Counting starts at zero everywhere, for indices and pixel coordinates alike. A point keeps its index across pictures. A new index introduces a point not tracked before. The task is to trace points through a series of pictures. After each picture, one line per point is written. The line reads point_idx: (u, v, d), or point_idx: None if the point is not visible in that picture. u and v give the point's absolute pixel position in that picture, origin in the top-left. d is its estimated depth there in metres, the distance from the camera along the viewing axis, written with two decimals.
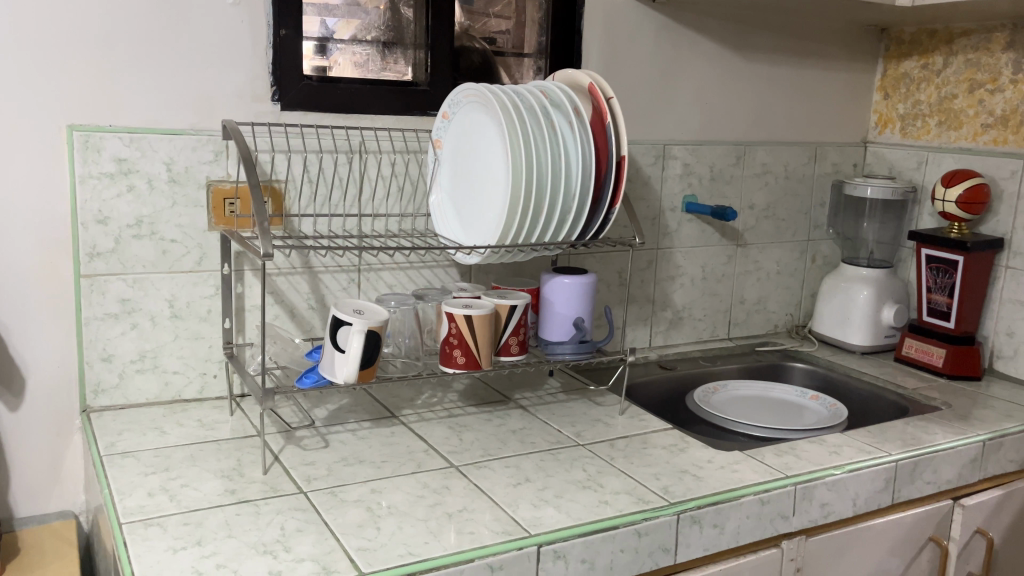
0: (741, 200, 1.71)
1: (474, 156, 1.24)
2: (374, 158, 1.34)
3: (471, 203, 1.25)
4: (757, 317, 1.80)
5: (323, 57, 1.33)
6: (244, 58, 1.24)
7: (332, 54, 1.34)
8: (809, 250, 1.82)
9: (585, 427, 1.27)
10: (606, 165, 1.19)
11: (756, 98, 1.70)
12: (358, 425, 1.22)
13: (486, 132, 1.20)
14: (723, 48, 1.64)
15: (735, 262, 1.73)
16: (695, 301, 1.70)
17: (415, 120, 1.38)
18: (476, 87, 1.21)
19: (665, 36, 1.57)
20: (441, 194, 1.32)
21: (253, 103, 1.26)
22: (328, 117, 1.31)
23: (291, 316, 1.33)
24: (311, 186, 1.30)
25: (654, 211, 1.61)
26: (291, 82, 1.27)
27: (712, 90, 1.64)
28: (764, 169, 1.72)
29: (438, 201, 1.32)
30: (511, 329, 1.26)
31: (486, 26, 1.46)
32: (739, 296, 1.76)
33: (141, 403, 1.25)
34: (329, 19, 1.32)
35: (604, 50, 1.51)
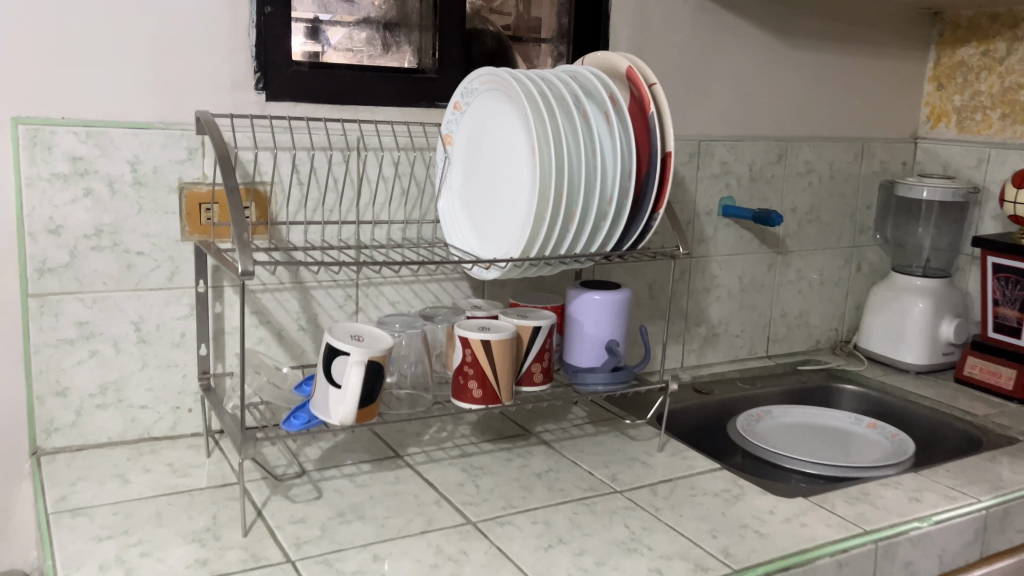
0: (783, 203, 1.54)
1: (493, 154, 1.06)
2: (374, 155, 1.16)
3: (489, 208, 1.07)
4: (799, 332, 1.62)
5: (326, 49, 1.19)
6: (220, 39, 1.06)
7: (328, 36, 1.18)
8: (855, 258, 1.65)
9: (621, 468, 1.09)
10: (648, 164, 1.01)
11: (800, 89, 1.52)
12: (356, 469, 1.04)
13: (507, 126, 1.03)
14: (765, 33, 1.46)
15: (776, 271, 1.56)
16: (731, 315, 1.53)
17: (422, 112, 1.20)
18: (494, 73, 1.02)
19: (701, 19, 1.39)
20: (453, 197, 1.14)
21: (233, 91, 1.08)
22: (321, 109, 1.14)
23: (279, 339, 1.15)
24: (301, 188, 1.13)
25: (688, 215, 1.43)
26: (280, 66, 1.10)
27: (753, 78, 1.47)
28: (808, 168, 1.55)
29: (449, 203, 1.14)
30: (534, 356, 1.09)
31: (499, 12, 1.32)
32: (779, 310, 1.58)
33: (102, 443, 1.07)
34: (325, 15, 1.18)
35: (635, 34, 1.34)
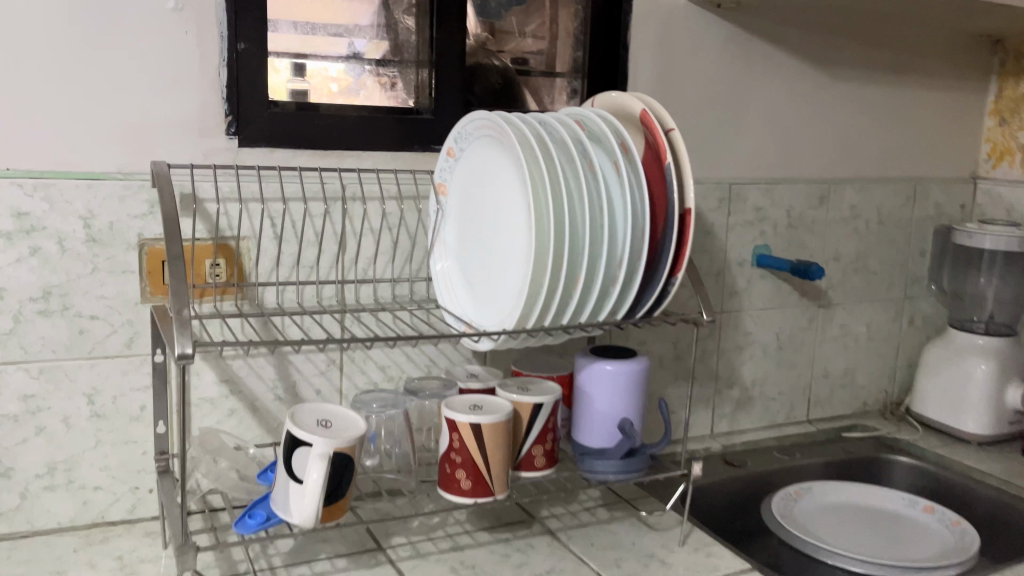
0: (825, 251, 1.38)
1: (489, 207, 0.93)
2: (360, 206, 1.04)
3: (484, 268, 0.94)
4: (843, 394, 1.46)
5: (360, 77, 1.11)
6: (180, 81, 0.94)
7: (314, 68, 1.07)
8: (906, 311, 1.48)
9: (635, 569, 0.94)
10: (665, 221, 0.88)
11: (844, 126, 1.37)
12: (329, 567, 0.91)
13: (504, 176, 0.90)
14: (804, 64, 1.32)
15: (817, 327, 1.40)
16: (767, 376, 1.38)
17: (416, 157, 1.08)
18: (487, 118, 0.90)
19: (733, 50, 1.26)
20: (446, 254, 1.01)
21: (202, 137, 0.96)
22: (302, 155, 1.02)
23: (252, 412, 1.03)
24: (277, 243, 1.00)
25: (718, 266, 1.29)
26: (254, 108, 0.99)
27: (790, 114, 1.32)
28: (853, 212, 1.40)
29: (442, 261, 1.01)
30: (535, 437, 0.95)
31: (518, 45, 1.21)
32: (821, 369, 1.42)
33: (50, 529, 0.96)
34: (357, 41, 1.10)
35: (657, 67, 1.20)
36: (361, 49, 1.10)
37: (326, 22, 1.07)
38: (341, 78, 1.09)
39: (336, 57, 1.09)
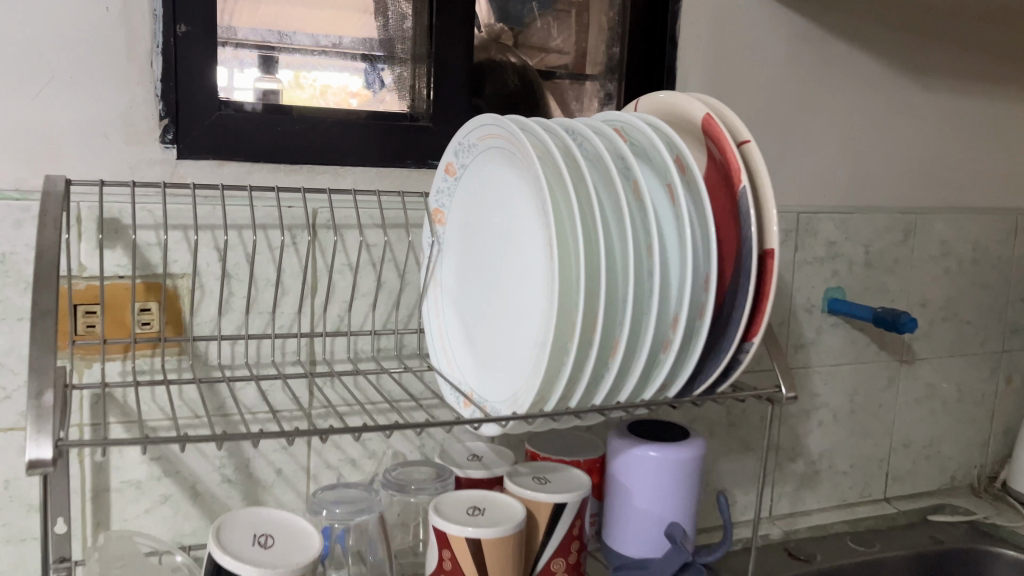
0: (910, 295, 1.14)
1: (498, 241, 0.70)
2: (334, 237, 0.81)
3: (491, 324, 0.71)
4: (927, 466, 1.21)
5: (381, 92, 0.90)
6: (95, 73, 0.72)
7: (304, 75, 0.86)
8: (1003, 367, 1.23)
9: None
10: (735, 266, 0.64)
11: (935, 144, 1.13)
12: None
13: (516, 202, 0.67)
14: (890, 68, 1.08)
15: (898, 387, 1.16)
16: (837, 445, 1.13)
17: (408, 175, 0.86)
18: (496, 125, 0.67)
19: (804, 50, 1.02)
20: (444, 309, 0.78)
21: (127, 145, 0.75)
22: (261, 171, 0.80)
23: (192, 498, 0.80)
24: (225, 284, 0.78)
25: (782, 313, 1.05)
26: (198, 113, 0.77)
27: (871, 129, 1.09)
28: (943, 249, 1.15)
29: (439, 318, 0.78)
30: (555, 547, 0.72)
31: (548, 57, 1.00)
32: (901, 438, 1.18)
33: None
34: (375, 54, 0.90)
35: (712, 69, 0.97)
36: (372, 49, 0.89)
37: (341, 34, 0.88)
38: (361, 93, 0.89)
39: (331, 56, 0.88)
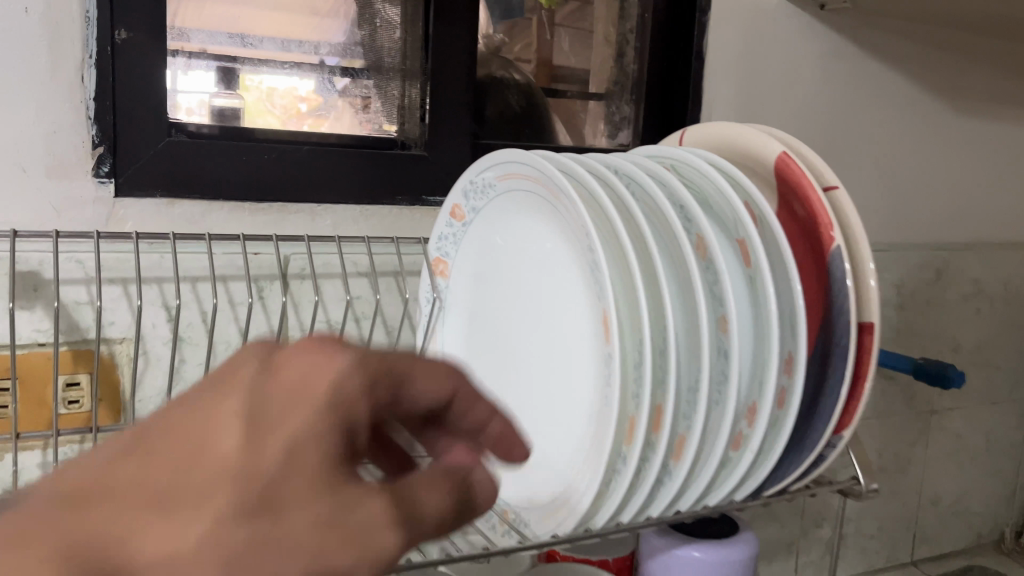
0: (942, 340, 1.03)
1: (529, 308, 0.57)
2: (311, 293, 0.68)
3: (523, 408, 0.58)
4: (955, 525, 1.11)
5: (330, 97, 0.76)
6: (1, 89, 0.57)
7: (249, 77, 0.74)
8: None
9: None
10: (825, 344, 0.52)
11: (969, 174, 1.03)
12: None
13: (553, 261, 0.54)
14: (926, 91, 0.97)
15: (928, 440, 1.05)
16: (865, 507, 1.02)
17: (398, 216, 0.72)
18: (524, 165, 0.53)
19: (839, 69, 0.90)
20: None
21: (51, 180, 0.59)
22: (220, 211, 0.65)
23: None
24: (177, 351, 0.64)
25: None
26: (142, 141, 0.62)
27: (906, 158, 0.98)
28: (976, 289, 1.04)
29: None
30: None
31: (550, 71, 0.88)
32: (929, 496, 1.07)
33: None
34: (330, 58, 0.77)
35: (741, 91, 0.85)
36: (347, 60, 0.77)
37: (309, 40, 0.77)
38: (309, 97, 0.75)
39: (304, 68, 0.76)
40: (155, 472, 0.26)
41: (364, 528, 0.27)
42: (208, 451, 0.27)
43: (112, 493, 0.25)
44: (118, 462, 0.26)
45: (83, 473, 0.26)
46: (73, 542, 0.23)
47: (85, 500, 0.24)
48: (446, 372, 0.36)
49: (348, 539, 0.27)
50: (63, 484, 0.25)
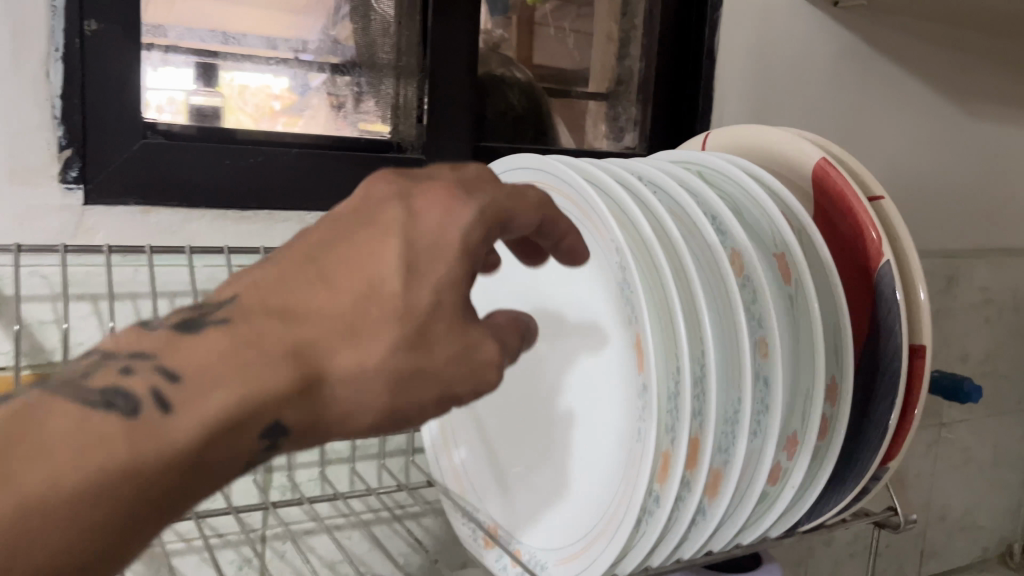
0: (951, 351, 0.99)
1: (556, 331, 0.53)
2: None
3: (540, 435, 0.54)
4: (961, 539, 1.08)
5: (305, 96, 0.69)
6: None
7: (229, 72, 0.67)
8: None
9: None
10: (875, 371, 0.48)
11: (978, 179, 0.99)
12: None
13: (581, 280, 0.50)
14: (937, 92, 0.93)
15: (936, 454, 1.02)
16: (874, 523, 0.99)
17: None
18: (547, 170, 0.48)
19: (850, 68, 0.86)
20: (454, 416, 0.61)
21: (11, 185, 0.53)
22: (200, 220, 0.60)
23: None
24: None
25: None
26: (113, 143, 0.56)
27: (916, 162, 0.94)
28: (985, 297, 1.01)
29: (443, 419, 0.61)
30: None
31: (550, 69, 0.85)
32: (937, 510, 1.04)
33: None
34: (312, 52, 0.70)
35: (750, 91, 0.81)
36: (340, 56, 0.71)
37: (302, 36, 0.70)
38: (283, 95, 0.68)
39: (290, 65, 0.69)
40: (332, 300, 0.30)
41: (485, 364, 0.33)
42: (373, 289, 0.31)
43: (307, 319, 0.30)
44: (303, 285, 0.31)
45: (257, 294, 0.31)
46: (281, 358, 0.29)
47: (287, 322, 0.30)
48: (537, 201, 0.37)
49: (467, 364, 0.32)
50: (266, 300, 0.30)
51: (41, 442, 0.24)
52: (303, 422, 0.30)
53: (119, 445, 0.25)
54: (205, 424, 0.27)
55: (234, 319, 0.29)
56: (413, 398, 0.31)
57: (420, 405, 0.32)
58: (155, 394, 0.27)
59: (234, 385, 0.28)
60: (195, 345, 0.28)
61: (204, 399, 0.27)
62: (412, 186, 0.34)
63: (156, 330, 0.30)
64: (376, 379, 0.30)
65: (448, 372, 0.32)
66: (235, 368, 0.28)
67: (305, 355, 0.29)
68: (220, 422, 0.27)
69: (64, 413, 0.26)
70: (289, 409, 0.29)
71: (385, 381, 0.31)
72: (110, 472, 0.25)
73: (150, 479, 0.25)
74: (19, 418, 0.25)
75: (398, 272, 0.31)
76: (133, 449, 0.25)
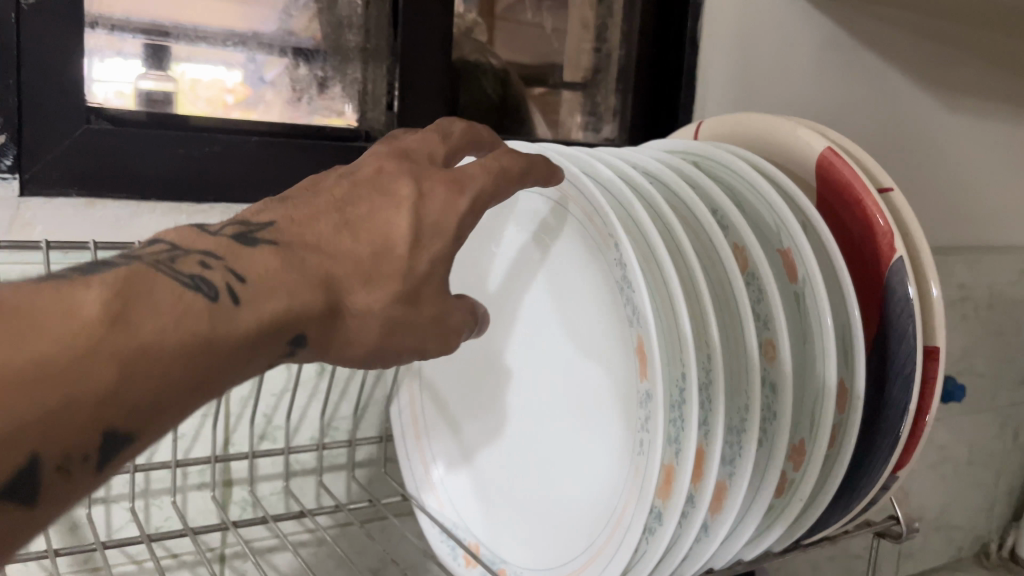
0: None
1: (543, 340, 0.50)
2: None
3: (527, 446, 0.51)
4: (937, 538, 1.07)
5: (262, 88, 0.64)
6: None
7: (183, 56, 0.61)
8: (1012, 424, 1.09)
9: None
10: (885, 372, 0.45)
11: (955, 173, 0.97)
12: None
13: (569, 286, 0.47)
14: (916, 84, 0.91)
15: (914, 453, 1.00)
16: None
17: None
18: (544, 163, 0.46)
19: (832, 58, 0.84)
20: (428, 430, 0.58)
21: None
22: (151, 214, 0.55)
23: None
24: None
25: None
26: (53, 128, 0.51)
27: (895, 156, 0.92)
28: (962, 294, 0.98)
29: (420, 430, 0.59)
30: None
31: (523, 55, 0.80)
32: (914, 511, 1.02)
33: None
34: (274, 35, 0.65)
35: (730, 81, 0.78)
36: (304, 39, 0.66)
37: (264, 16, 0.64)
38: (238, 88, 0.63)
39: (250, 48, 0.64)
40: (355, 245, 0.34)
41: (455, 331, 0.37)
42: (384, 248, 0.35)
43: (333, 257, 0.33)
44: (332, 232, 0.34)
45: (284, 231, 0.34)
46: (317, 283, 0.32)
47: (318, 254, 0.33)
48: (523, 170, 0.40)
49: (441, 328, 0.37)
50: (298, 238, 0.34)
51: (147, 307, 0.26)
52: (318, 341, 0.33)
53: (203, 323, 0.28)
54: (262, 324, 0.30)
55: (279, 245, 0.33)
56: (400, 346, 0.35)
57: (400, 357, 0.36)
58: (226, 289, 0.29)
59: (283, 297, 0.31)
60: (250, 257, 0.31)
61: (265, 300, 0.30)
62: (422, 169, 0.38)
63: (213, 236, 0.33)
64: (373, 320, 0.34)
65: (426, 331, 0.36)
66: (287, 276, 0.31)
67: (331, 285, 0.33)
68: (279, 320, 0.30)
69: (160, 286, 0.28)
70: (313, 327, 0.32)
71: (380, 324, 0.34)
72: (196, 345, 0.27)
73: (222, 353, 0.28)
74: (128, 281, 0.27)
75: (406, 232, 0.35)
76: (214, 327, 0.28)
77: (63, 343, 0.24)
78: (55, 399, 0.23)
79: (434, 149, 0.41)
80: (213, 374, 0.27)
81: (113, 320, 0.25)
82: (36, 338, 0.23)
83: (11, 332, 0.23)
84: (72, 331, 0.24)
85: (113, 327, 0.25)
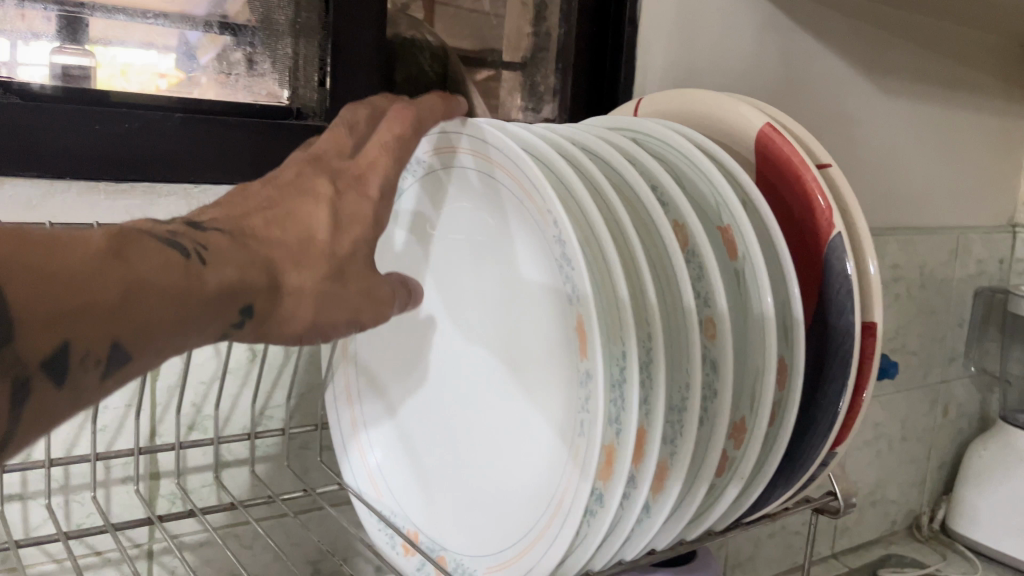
0: None
1: (479, 319, 0.49)
2: None
3: (466, 430, 0.49)
4: (872, 514, 1.09)
5: (192, 67, 0.61)
6: None
7: (103, 30, 0.58)
8: (942, 400, 1.12)
9: None
10: (825, 349, 0.45)
11: (887, 154, 0.99)
12: None
13: (504, 264, 0.46)
14: (850, 66, 0.92)
15: None
16: None
17: None
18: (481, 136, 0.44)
19: (770, 39, 0.84)
20: (363, 411, 0.57)
21: None
22: (68, 193, 0.52)
23: None
24: None
25: None
26: None
27: (831, 137, 0.92)
28: (896, 274, 1.00)
29: (357, 415, 0.57)
30: None
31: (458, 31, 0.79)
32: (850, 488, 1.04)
33: None
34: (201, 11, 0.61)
35: (669, 60, 0.77)
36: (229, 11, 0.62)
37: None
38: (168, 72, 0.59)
39: (172, 20, 0.60)
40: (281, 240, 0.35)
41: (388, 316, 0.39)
42: (303, 245, 0.36)
43: (267, 243, 0.35)
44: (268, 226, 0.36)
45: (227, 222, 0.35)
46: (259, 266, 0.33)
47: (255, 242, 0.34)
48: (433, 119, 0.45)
49: (378, 306, 0.38)
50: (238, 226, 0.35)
51: (143, 254, 0.29)
52: (257, 315, 0.33)
53: (180, 274, 0.29)
54: (223, 286, 0.31)
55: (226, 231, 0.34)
56: (335, 324, 0.36)
57: (341, 329, 0.37)
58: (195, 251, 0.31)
59: (237, 267, 0.32)
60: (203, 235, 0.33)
61: (225, 265, 0.32)
62: (337, 182, 0.40)
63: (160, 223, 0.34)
64: (309, 297, 0.35)
65: (359, 303, 0.37)
66: (242, 250, 0.33)
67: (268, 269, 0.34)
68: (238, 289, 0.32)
69: (148, 244, 0.30)
70: (258, 300, 0.33)
71: (315, 303, 0.35)
72: (183, 291, 0.29)
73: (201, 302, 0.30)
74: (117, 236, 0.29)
75: (324, 233, 0.37)
76: (192, 280, 0.30)
77: (69, 263, 0.26)
78: (59, 308, 0.25)
79: (345, 157, 0.42)
80: (184, 318, 0.29)
81: (111, 256, 0.27)
82: (62, 248, 0.26)
83: (27, 250, 0.25)
84: (79, 258, 0.26)
85: (117, 258, 0.27)
